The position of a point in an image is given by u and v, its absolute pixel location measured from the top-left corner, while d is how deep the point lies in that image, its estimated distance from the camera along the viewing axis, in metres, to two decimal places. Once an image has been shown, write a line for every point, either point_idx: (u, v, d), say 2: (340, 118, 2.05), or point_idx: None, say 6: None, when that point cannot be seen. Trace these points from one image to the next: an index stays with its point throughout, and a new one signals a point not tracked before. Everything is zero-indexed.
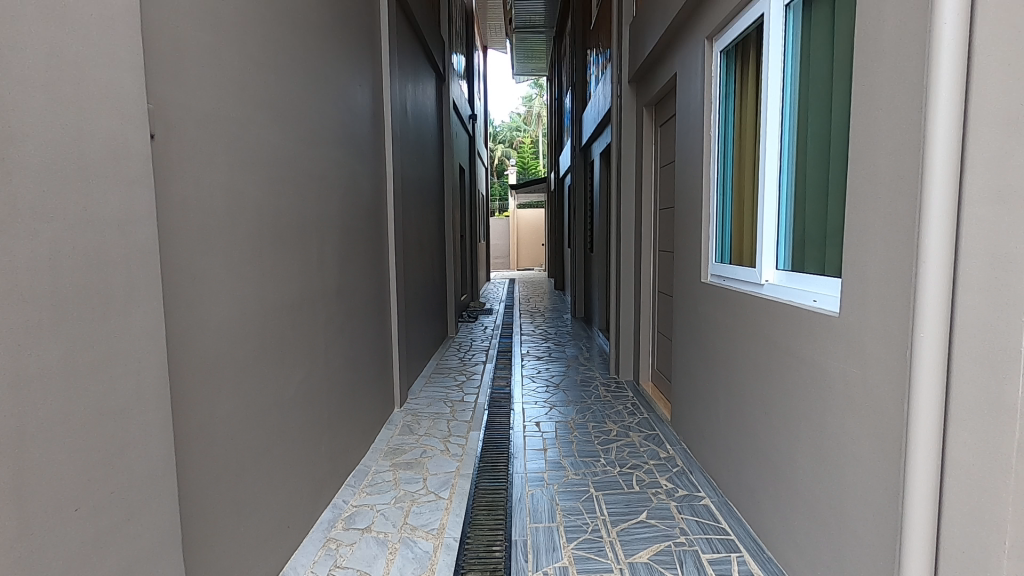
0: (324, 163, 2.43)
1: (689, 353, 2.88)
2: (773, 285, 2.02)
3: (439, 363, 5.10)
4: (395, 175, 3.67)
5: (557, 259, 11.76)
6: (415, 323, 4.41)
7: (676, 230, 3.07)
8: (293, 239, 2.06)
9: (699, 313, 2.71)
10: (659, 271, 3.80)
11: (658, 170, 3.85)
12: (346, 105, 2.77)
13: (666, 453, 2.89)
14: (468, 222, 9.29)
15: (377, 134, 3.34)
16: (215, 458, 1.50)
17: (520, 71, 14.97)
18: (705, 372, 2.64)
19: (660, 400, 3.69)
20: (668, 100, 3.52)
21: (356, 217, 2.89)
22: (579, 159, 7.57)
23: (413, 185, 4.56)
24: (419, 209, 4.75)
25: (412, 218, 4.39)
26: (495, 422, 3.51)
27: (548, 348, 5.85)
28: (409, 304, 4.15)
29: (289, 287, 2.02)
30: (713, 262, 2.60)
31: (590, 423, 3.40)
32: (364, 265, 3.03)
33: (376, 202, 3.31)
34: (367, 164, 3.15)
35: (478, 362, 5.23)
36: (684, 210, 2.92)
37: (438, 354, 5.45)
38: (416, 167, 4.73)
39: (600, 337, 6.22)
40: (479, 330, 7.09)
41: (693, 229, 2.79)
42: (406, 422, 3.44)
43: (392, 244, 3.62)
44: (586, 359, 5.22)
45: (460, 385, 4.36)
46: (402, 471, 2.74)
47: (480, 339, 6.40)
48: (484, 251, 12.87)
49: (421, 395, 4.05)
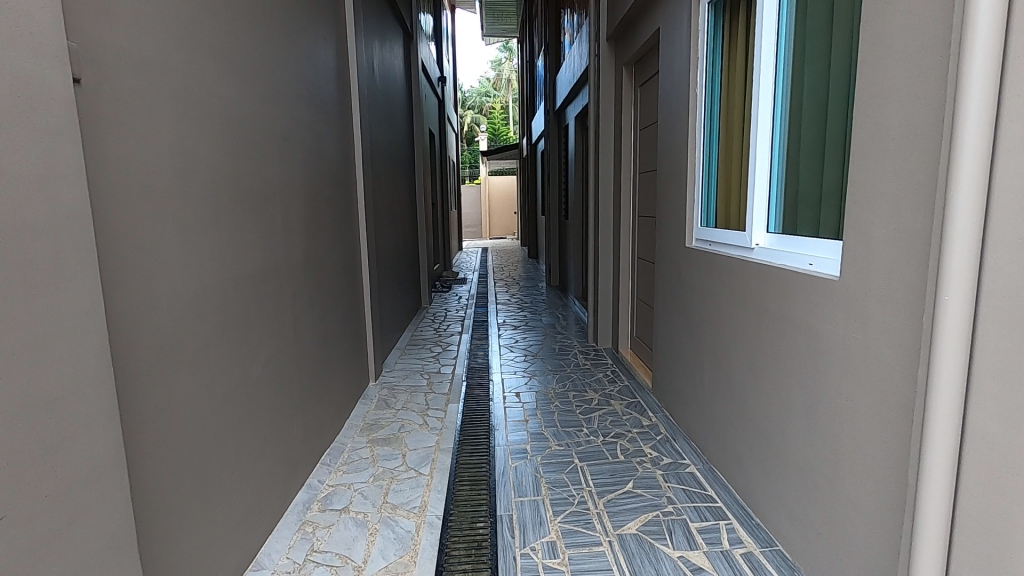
0: (288, 124, 2.25)
1: (671, 321, 2.84)
2: (763, 249, 1.95)
3: (413, 335, 4.97)
4: (364, 139, 3.46)
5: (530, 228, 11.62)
6: (388, 295, 4.26)
7: (658, 195, 2.98)
8: (254, 204, 1.89)
9: (684, 280, 2.64)
10: (639, 238, 3.73)
11: (638, 133, 3.73)
12: (309, 61, 2.56)
13: (650, 421, 2.86)
14: (439, 190, 9.04)
15: (343, 94, 3.12)
16: (177, 447, 1.37)
17: (490, 32, 14.48)
18: (689, 340, 2.60)
19: (640, 367, 3.66)
20: (649, 58, 3.38)
21: (324, 184, 2.71)
22: (553, 123, 7.38)
23: (383, 151, 4.35)
24: (390, 176, 4.55)
25: (383, 186, 4.20)
26: (474, 394, 3.43)
27: (524, 317, 5.78)
28: (381, 276, 4.00)
29: (252, 257, 1.86)
30: (698, 226, 2.52)
31: (570, 393, 3.35)
32: (334, 235, 2.86)
33: (344, 167, 3.12)
34: (334, 126, 2.95)
35: (453, 332, 5.12)
36: (667, 173, 2.82)
37: (412, 326, 5.32)
38: (386, 131, 4.50)
39: (576, 305, 6.17)
40: (454, 300, 6.97)
41: (677, 193, 2.70)
42: (382, 396, 3.33)
43: (364, 214, 3.45)
44: (563, 328, 5.16)
45: (436, 357, 4.25)
46: (379, 447, 2.64)
47: (454, 310, 6.28)
48: (456, 220, 12.63)
49: (396, 368, 3.93)
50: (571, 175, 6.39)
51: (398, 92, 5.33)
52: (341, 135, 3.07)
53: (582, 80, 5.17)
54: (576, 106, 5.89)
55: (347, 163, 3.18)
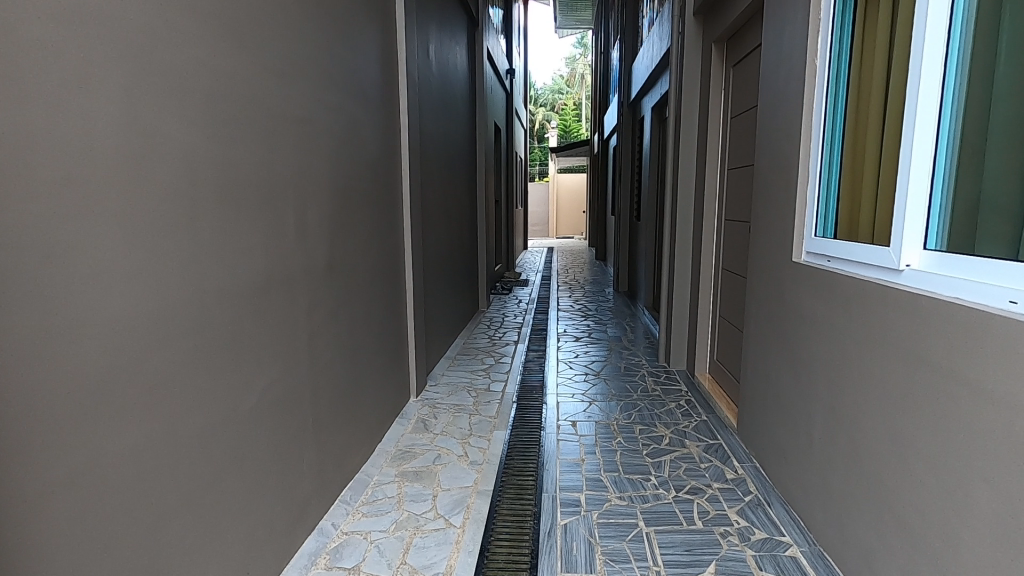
0: (312, 106, 1.93)
1: (765, 352, 2.29)
2: (923, 273, 1.40)
3: (466, 342, 4.62)
4: (413, 130, 3.13)
5: (599, 229, 11.04)
6: (438, 300, 3.92)
7: (755, 196, 2.43)
8: (256, 201, 1.57)
9: (787, 303, 2.10)
10: (725, 246, 3.17)
11: (728, 121, 3.17)
12: (345, 37, 2.24)
13: (735, 473, 2.33)
14: (503, 188, 8.67)
15: (389, 78, 2.80)
16: (113, 511, 1.06)
17: (564, 24, 13.99)
18: (791, 379, 2.06)
19: (722, 398, 3.10)
20: (746, 30, 2.82)
21: (359, 177, 2.39)
22: (627, 116, 6.82)
23: (439, 144, 4.02)
24: (445, 173, 4.21)
25: (436, 182, 3.86)
26: (525, 419, 3.02)
27: (588, 327, 5.29)
28: (430, 281, 3.66)
29: (249, 265, 1.54)
30: (813, 235, 1.96)
31: (637, 426, 2.86)
32: (371, 236, 2.54)
33: (387, 159, 2.79)
34: (376, 113, 2.62)
35: (509, 342, 4.73)
36: (769, 168, 2.28)
37: (466, 332, 4.97)
38: (443, 123, 4.16)
39: (645, 315, 5.61)
40: (513, 304, 6.57)
41: (782, 194, 2.16)
42: (421, 416, 2.98)
43: (411, 212, 3.12)
44: (630, 342, 4.63)
45: (487, 370, 3.87)
46: (408, 484, 2.28)
47: (512, 315, 5.89)
48: (523, 220, 12.24)
49: (442, 381, 3.58)
50: (645, 172, 5.82)
51: (459, 82, 4.99)
52: (385, 124, 2.75)
53: (662, 67, 4.61)
54: (653, 95, 5.33)
55: (391, 156, 2.86)
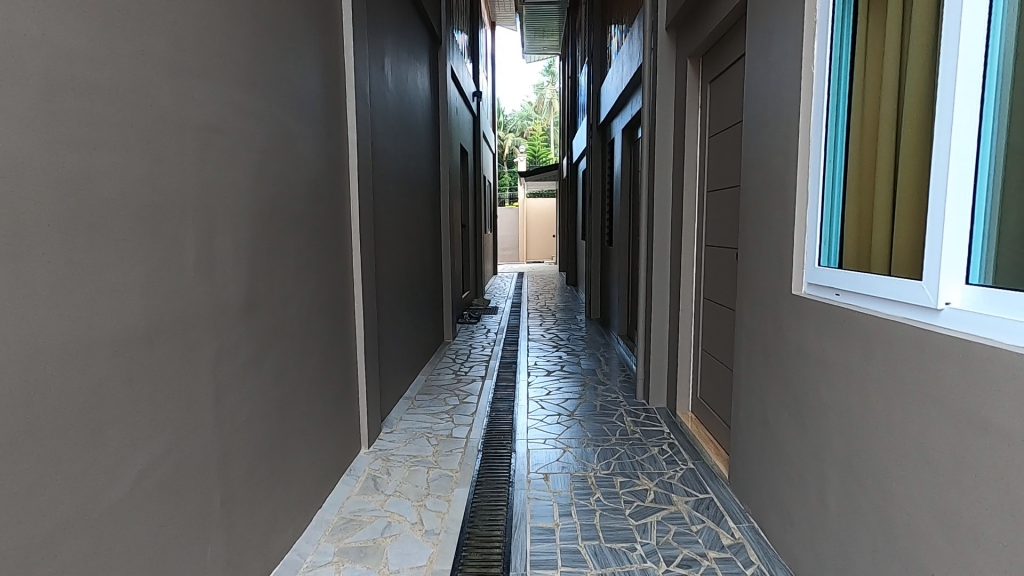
0: (227, 115, 1.60)
1: (762, 397, 2.02)
2: (968, 316, 1.14)
3: (428, 378, 4.25)
4: (364, 149, 2.81)
5: (569, 253, 10.84)
6: (396, 336, 3.56)
7: (742, 219, 2.19)
8: (137, 228, 1.23)
9: (788, 342, 1.83)
10: (707, 275, 2.92)
11: (706, 140, 2.96)
12: (276, 38, 1.92)
13: (732, 538, 2.02)
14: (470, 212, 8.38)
15: (334, 89, 2.49)
16: None
17: (531, 50, 14.02)
18: (796, 431, 1.78)
19: (709, 442, 2.81)
20: (725, 42, 2.62)
21: (294, 200, 2.05)
22: (596, 139, 6.67)
23: (397, 164, 3.72)
24: (405, 196, 3.89)
25: (394, 206, 3.53)
26: (491, 472, 2.66)
27: (559, 358, 4.98)
28: (386, 314, 3.30)
29: (125, 311, 1.19)
30: (816, 265, 1.71)
31: (617, 478, 2.53)
32: (309, 267, 2.19)
33: (332, 180, 2.47)
34: (317, 128, 2.30)
35: (475, 377, 4.37)
36: (758, 188, 2.04)
37: (429, 366, 4.60)
38: (402, 143, 3.86)
39: (619, 344, 5.33)
40: (481, 333, 6.23)
41: (775, 217, 1.91)
42: (372, 473, 2.59)
43: (362, 240, 2.78)
44: (605, 375, 4.34)
45: (450, 411, 3.51)
46: (349, 565, 1.89)
47: (480, 346, 5.54)
48: (491, 244, 11.95)
49: (399, 427, 3.20)
50: (616, 195, 5.63)
51: (421, 101, 4.71)
52: (329, 140, 2.42)
53: (635, 87, 4.43)
54: (623, 116, 5.16)
55: (337, 176, 2.53)
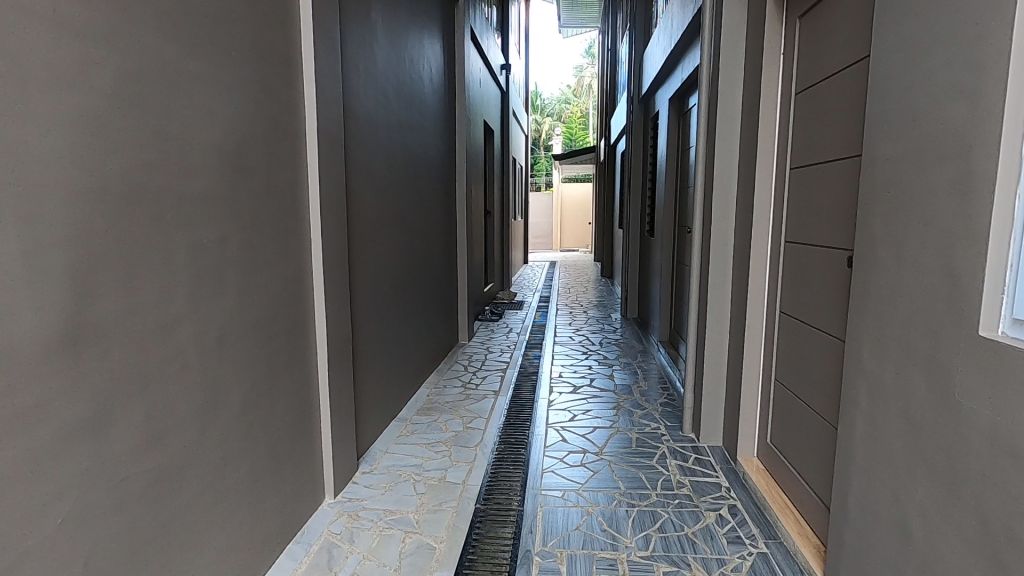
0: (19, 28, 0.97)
1: (900, 490, 1.28)
2: None
3: (432, 391, 3.61)
4: (335, 112, 2.15)
5: (605, 241, 10.01)
6: (385, 347, 2.91)
7: (864, 206, 1.44)
8: None
9: (968, 415, 1.08)
10: (789, 283, 2.15)
11: (792, 98, 2.17)
12: None
13: None
14: (496, 196, 7.65)
15: (281, 26, 1.83)
16: None
17: (568, 22, 13.07)
18: (985, 573, 1.04)
19: (786, 510, 2.06)
20: None
21: (193, 175, 1.41)
22: (638, 113, 5.84)
23: (394, 136, 3.05)
24: (404, 177, 3.22)
25: (385, 188, 2.87)
26: (487, 541, 2.00)
27: (589, 367, 4.25)
28: (369, 322, 2.65)
29: None
30: None
31: (658, 567, 1.82)
32: (228, 270, 1.56)
33: (278, 149, 1.83)
34: (248, 76, 1.65)
35: (488, 390, 3.70)
36: (902, 155, 1.28)
37: (436, 374, 3.96)
38: (402, 111, 3.17)
39: (660, 352, 4.57)
40: (502, 332, 5.55)
41: (940, 204, 1.16)
42: (329, 537, 1.97)
43: (331, 231, 2.14)
44: (643, 393, 3.59)
45: (450, 440, 2.85)
46: None
47: (498, 347, 4.87)
48: (521, 231, 11.20)
49: (382, 463, 2.56)
50: (660, 178, 4.82)
51: (433, 65, 4.00)
52: (271, 98, 1.78)
53: (691, 44, 3.60)
54: (671, 82, 4.34)
55: (286, 147, 1.88)
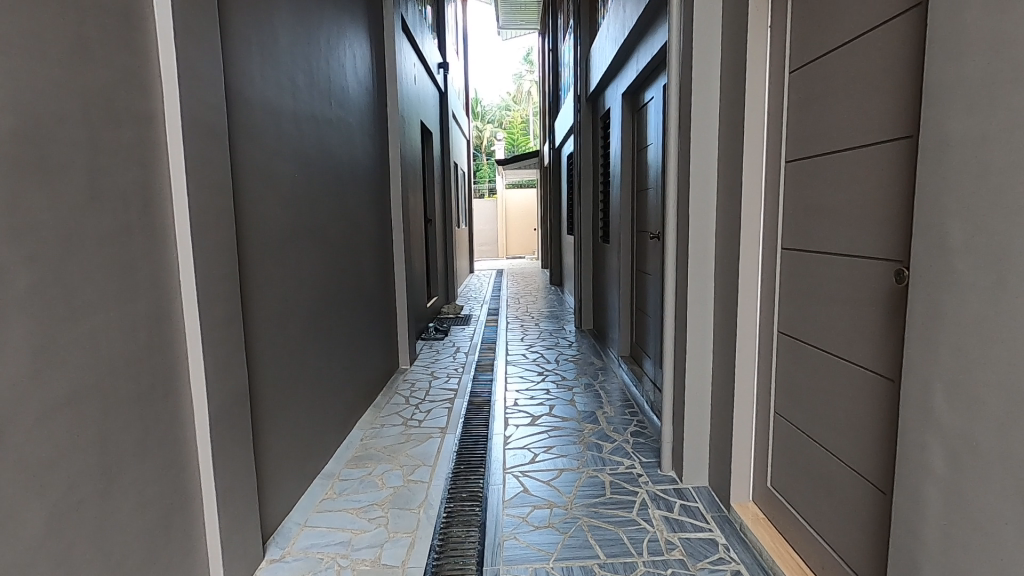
0: None
1: None
2: None
3: (366, 433, 3.05)
4: (217, 94, 1.63)
5: (554, 247, 9.67)
6: (302, 389, 2.37)
7: (927, 203, 1.07)
8: None
9: None
10: (795, 298, 1.79)
11: (785, 77, 1.82)
12: None
13: None
14: (437, 203, 7.12)
15: None
16: None
17: (507, 25, 12.75)
18: None
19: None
20: None
21: None
22: (586, 111, 5.51)
23: (308, 131, 2.52)
24: (323, 181, 2.68)
25: (295, 194, 2.34)
26: None
27: (547, 391, 3.82)
28: (276, 364, 2.11)
29: None
30: None
31: None
32: (13, 318, 1.01)
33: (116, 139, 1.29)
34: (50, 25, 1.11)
35: (433, 426, 3.19)
36: (1000, 130, 0.91)
37: (372, 410, 3.41)
38: (317, 103, 2.64)
39: (621, 368, 4.19)
40: (448, 351, 5.04)
41: None
42: None
43: (213, 251, 1.60)
44: (609, 420, 3.18)
45: (387, 501, 2.32)
46: None
47: (444, 371, 4.35)
48: (465, 240, 10.69)
49: (297, 543, 2.01)
50: (614, 179, 4.48)
51: (358, 54, 3.47)
52: (102, 68, 1.25)
53: (648, 30, 3.24)
54: (625, 75, 4.00)
55: (134, 139, 1.35)
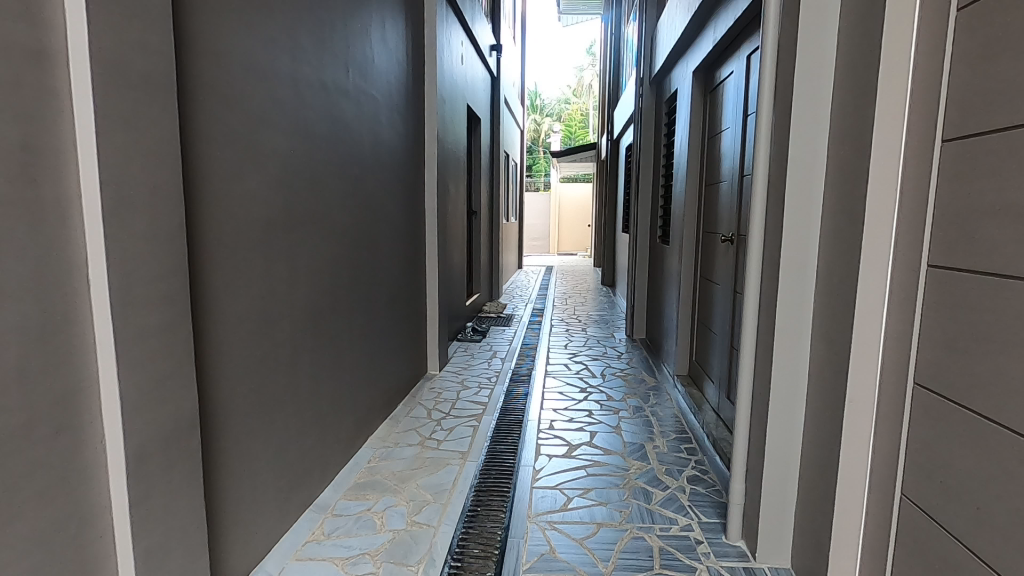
0: None
1: None
2: None
3: (376, 453, 2.67)
4: (159, 36, 1.24)
5: (608, 245, 9.09)
6: (290, 406, 1.99)
7: None
8: None
9: None
10: (950, 340, 1.23)
11: (945, 17, 1.25)
12: None
13: None
14: (483, 194, 6.71)
15: None
16: None
17: (567, 11, 12.18)
18: None
19: None
20: None
21: None
22: (650, 95, 4.93)
23: (314, 102, 2.13)
24: (332, 163, 2.30)
25: (291, 176, 1.96)
26: None
27: (589, 412, 3.32)
28: (250, 379, 1.74)
29: None
30: None
31: None
32: None
33: None
34: None
35: (454, 449, 2.77)
36: None
37: (389, 424, 3.02)
38: (327, 69, 2.25)
39: (678, 390, 3.64)
40: (483, 356, 4.61)
41: None
42: None
43: (145, 242, 1.22)
44: (663, 458, 2.66)
45: (382, 550, 1.91)
46: None
47: (476, 380, 3.93)
48: (514, 235, 10.26)
49: None
50: (679, 171, 3.90)
51: (389, 21, 3.08)
52: None
53: None
54: (699, 48, 3.42)
55: (4, 83, 0.98)
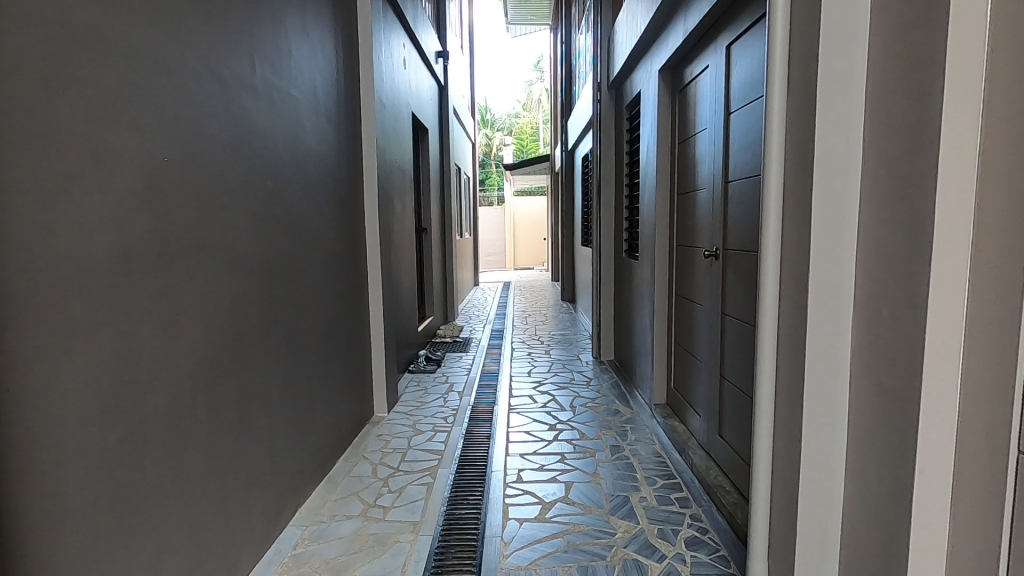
0: None
1: None
2: None
3: (305, 533, 2.15)
4: None
5: (567, 260, 8.78)
6: (172, 498, 1.49)
7: None
8: None
9: None
10: None
11: None
12: None
13: None
14: (434, 210, 6.26)
15: None
16: None
17: (516, 21, 11.96)
18: None
19: None
20: None
21: None
22: (608, 101, 4.63)
23: (202, 96, 1.65)
24: (231, 176, 1.81)
25: (163, 194, 1.47)
26: None
27: (562, 455, 2.89)
28: (98, 477, 1.24)
29: None
30: None
31: None
32: None
33: None
34: None
35: (405, 518, 2.29)
36: None
37: (325, 488, 2.51)
38: (222, 58, 1.78)
39: (657, 421, 3.27)
40: (438, 389, 4.13)
41: None
42: None
43: None
44: (654, 515, 2.25)
45: None
46: None
47: (431, 420, 3.45)
48: (469, 252, 9.82)
49: None
50: (647, 180, 3.58)
51: (313, 10, 2.62)
52: None
53: None
54: (666, 45, 3.11)
55: None
